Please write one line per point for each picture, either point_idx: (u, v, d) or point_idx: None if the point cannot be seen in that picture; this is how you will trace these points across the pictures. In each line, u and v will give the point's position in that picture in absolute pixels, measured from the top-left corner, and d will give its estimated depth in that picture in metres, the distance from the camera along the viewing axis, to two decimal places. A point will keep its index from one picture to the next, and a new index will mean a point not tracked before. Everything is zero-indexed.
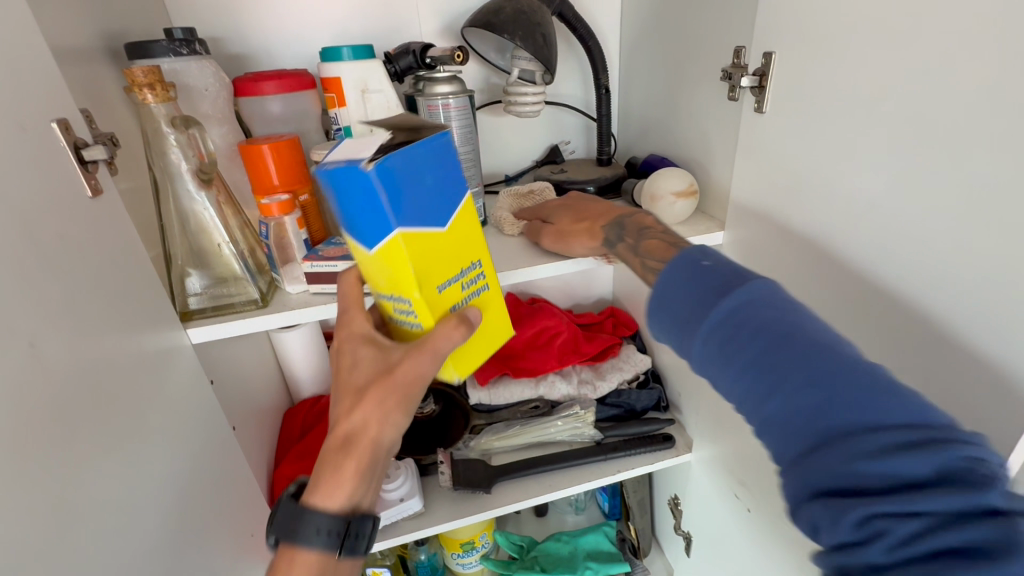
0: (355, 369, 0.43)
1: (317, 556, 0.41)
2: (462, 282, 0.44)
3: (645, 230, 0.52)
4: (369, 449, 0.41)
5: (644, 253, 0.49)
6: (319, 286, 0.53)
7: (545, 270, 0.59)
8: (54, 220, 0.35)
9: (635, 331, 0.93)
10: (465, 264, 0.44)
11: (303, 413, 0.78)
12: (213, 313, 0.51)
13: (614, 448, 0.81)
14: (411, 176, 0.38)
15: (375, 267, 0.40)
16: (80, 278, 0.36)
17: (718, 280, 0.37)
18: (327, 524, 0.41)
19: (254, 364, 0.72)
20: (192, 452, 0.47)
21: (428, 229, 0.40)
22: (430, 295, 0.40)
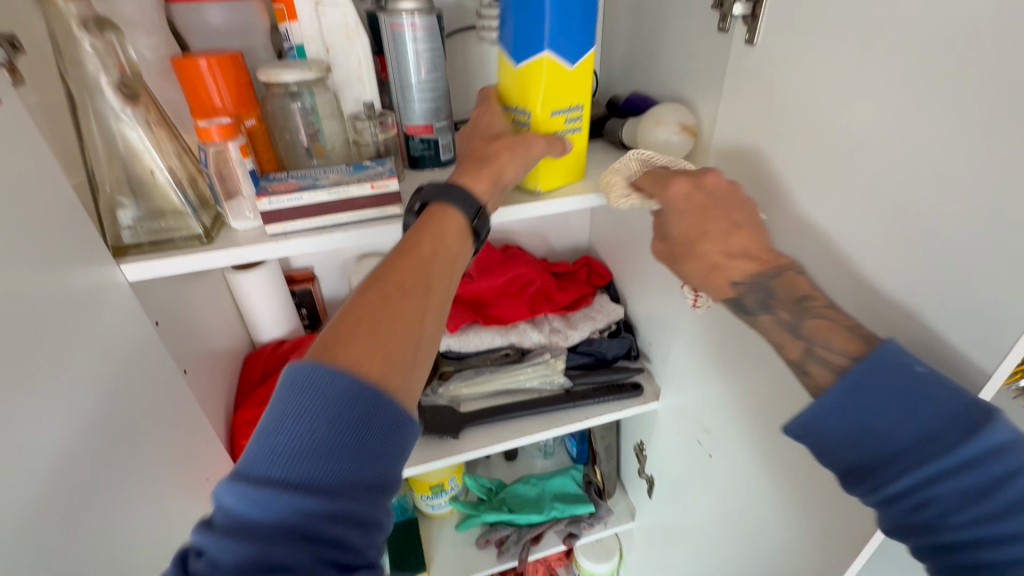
0: (488, 128, 0.53)
1: (461, 218, 0.44)
2: (568, 117, 0.54)
3: (806, 303, 0.42)
4: (499, 172, 0.48)
5: (811, 336, 0.41)
6: (279, 226, 0.48)
7: (550, 207, 0.57)
8: None
9: (608, 281, 0.93)
10: (575, 103, 0.54)
11: (264, 357, 0.75)
12: (151, 249, 0.47)
13: (582, 395, 0.81)
14: (566, 18, 0.48)
15: (514, 80, 0.53)
16: None
17: (951, 406, 0.32)
18: (466, 198, 0.45)
19: (208, 306, 0.68)
20: (133, 396, 0.44)
21: (565, 63, 0.50)
22: (544, 112, 0.52)
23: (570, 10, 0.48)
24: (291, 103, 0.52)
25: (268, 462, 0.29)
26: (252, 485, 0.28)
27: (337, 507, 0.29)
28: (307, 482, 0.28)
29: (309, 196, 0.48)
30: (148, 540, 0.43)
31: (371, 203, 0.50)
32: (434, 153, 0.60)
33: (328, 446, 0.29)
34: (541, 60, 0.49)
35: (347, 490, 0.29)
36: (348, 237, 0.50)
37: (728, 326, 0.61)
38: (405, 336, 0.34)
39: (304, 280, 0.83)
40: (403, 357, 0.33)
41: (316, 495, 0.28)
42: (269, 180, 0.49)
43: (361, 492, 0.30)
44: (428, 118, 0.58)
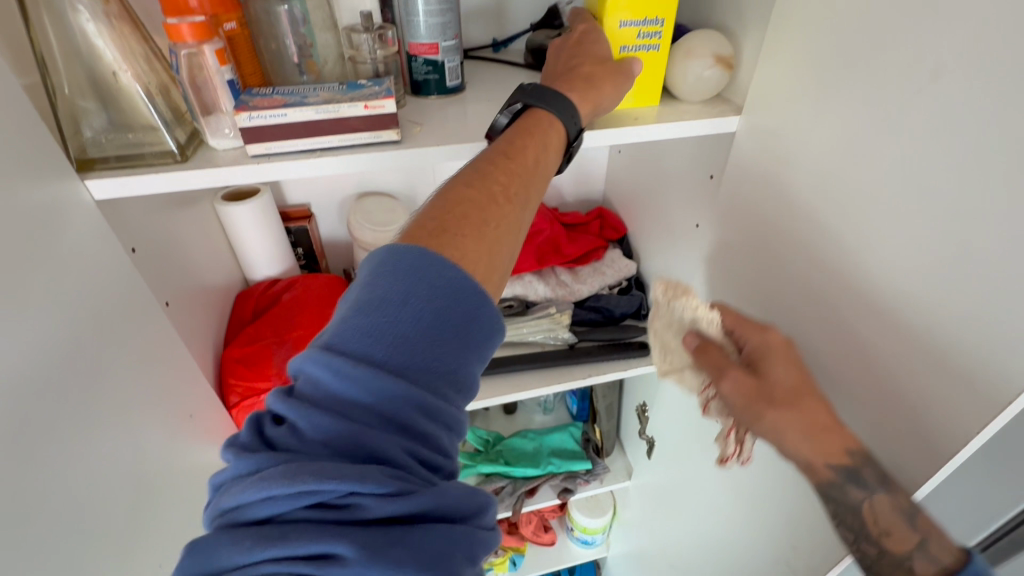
0: (596, 45, 0.49)
1: (558, 132, 0.43)
2: (640, 31, 0.50)
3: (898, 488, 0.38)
4: (600, 96, 0.46)
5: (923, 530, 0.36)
6: (262, 146, 0.43)
7: (595, 137, 0.52)
8: None
9: (622, 235, 0.87)
10: (651, 16, 0.49)
11: (256, 296, 0.72)
12: (119, 164, 0.42)
13: (586, 352, 0.78)
14: None
15: None
16: None
17: None
18: (569, 114, 0.44)
19: (197, 238, 0.65)
20: (107, 327, 0.42)
21: None
22: (610, 24, 0.49)
23: None
24: (279, 6, 0.47)
25: (363, 342, 0.28)
26: (348, 361, 0.27)
27: (427, 398, 0.28)
28: (405, 370, 0.28)
29: (294, 112, 0.42)
30: (125, 474, 0.41)
31: (364, 125, 0.44)
32: (439, 77, 0.54)
33: (423, 331, 0.29)
34: None
35: (433, 384, 0.29)
36: (338, 163, 0.45)
37: None
38: (503, 241, 0.35)
39: (300, 218, 0.79)
40: (501, 265, 0.35)
41: (407, 382, 0.28)
42: (252, 94, 0.44)
43: (446, 383, 0.30)
44: (434, 36, 0.51)
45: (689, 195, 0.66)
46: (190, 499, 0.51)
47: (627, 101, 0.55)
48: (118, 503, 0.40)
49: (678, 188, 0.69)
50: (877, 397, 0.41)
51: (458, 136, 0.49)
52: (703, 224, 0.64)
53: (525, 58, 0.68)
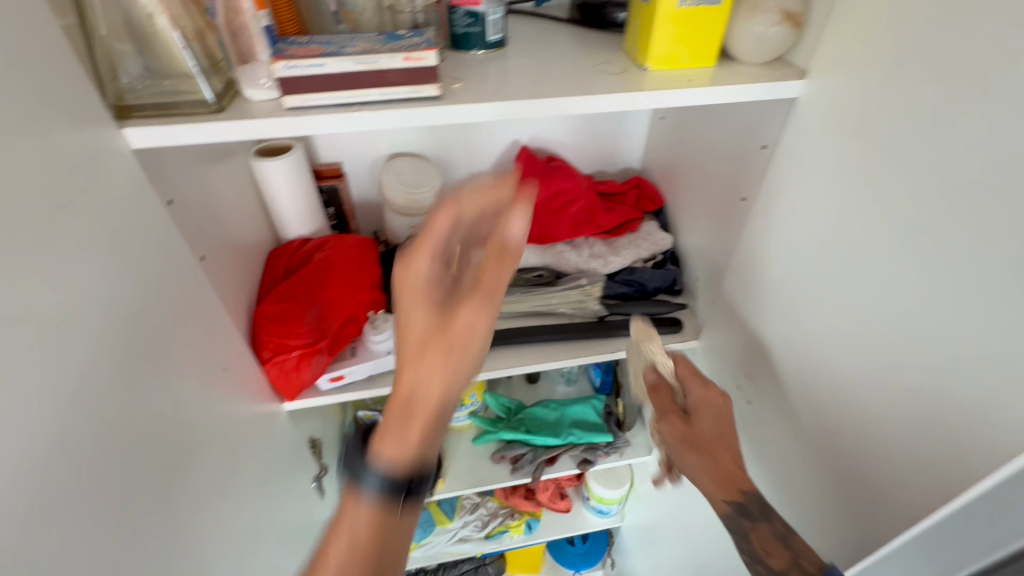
0: (421, 279, 0.40)
1: (448, 381, 0.40)
2: None
3: (773, 515, 0.52)
4: (465, 330, 0.39)
5: (795, 547, 0.50)
6: (299, 98, 0.42)
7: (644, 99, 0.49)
8: None
9: (659, 207, 0.84)
10: None
11: (288, 254, 0.72)
12: (155, 113, 0.41)
13: (616, 326, 0.76)
14: None
15: None
16: None
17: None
18: (458, 384, 0.40)
19: (230, 194, 0.64)
20: (144, 278, 0.42)
21: None
22: None
23: None
24: None
25: None
26: None
27: None
28: None
29: (333, 63, 0.41)
30: (159, 421, 0.42)
31: (404, 78, 0.42)
32: (481, 31, 0.52)
33: None
34: None
35: None
36: (376, 119, 0.43)
37: (800, 263, 0.53)
38: (404, 435, 0.41)
39: (332, 177, 0.78)
40: (407, 435, 0.41)
41: None
42: (289, 42, 0.42)
43: None
44: None
45: (738, 166, 0.62)
46: (224, 447, 0.52)
47: (683, 62, 0.51)
48: (153, 449, 0.41)
49: (724, 158, 0.65)
50: (935, 386, 0.38)
51: (499, 94, 0.46)
52: (750, 197, 0.61)
53: (571, 12, 0.64)
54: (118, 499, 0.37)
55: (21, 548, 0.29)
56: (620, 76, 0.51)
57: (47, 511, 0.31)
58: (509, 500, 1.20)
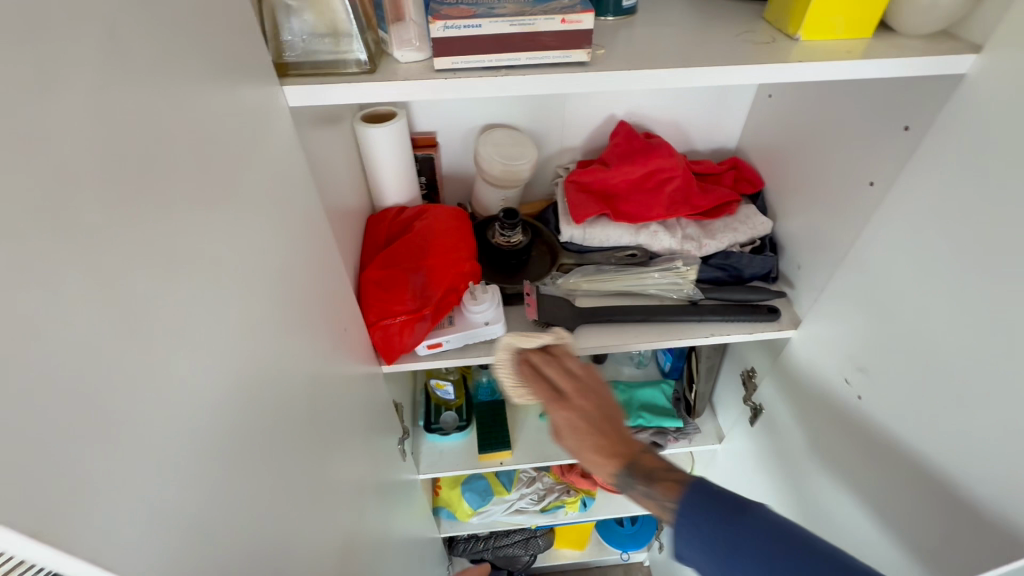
0: None
1: None
2: None
3: (651, 473, 0.48)
4: None
5: (657, 493, 0.47)
6: (449, 60, 0.41)
7: (796, 71, 0.46)
8: None
9: (758, 189, 0.80)
10: None
11: (387, 221, 0.73)
12: (312, 71, 0.42)
13: (711, 310, 0.74)
14: None
15: None
16: None
17: (727, 505, 0.43)
18: None
19: (340, 157, 0.65)
20: (291, 236, 0.43)
21: None
22: None
23: None
24: None
25: None
26: None
27: None
28: None
29: (489, 24, 0.40)
30: (294, 376, 0.43)
31: (556, 42, 0.41)
32: None
33: None
34: None
35: None
36: (521, 85, 0.42)
37: (941, 253, 0.50)
38: None
39: (426, 146, 0.78)
40: None
41: None
42: (441, 2, 0.42)
43: None
44: None
45: (867, 149, 0.59)
46: (338, 405, 0.54)
47: (836, 33, 0.48)
48: (291, 403, 0.42)
49: (848, 140, 0.61)
50: None
51: (643, 61, 0.45)
52: (881, 182, 0.57)
53: None
54: (270, 448, 0.38)
55: (211, 482, 0.31)
56: (764, 46, 0.48)
57: (226, 452, 0.32)
58: (566, 477, 1.21)
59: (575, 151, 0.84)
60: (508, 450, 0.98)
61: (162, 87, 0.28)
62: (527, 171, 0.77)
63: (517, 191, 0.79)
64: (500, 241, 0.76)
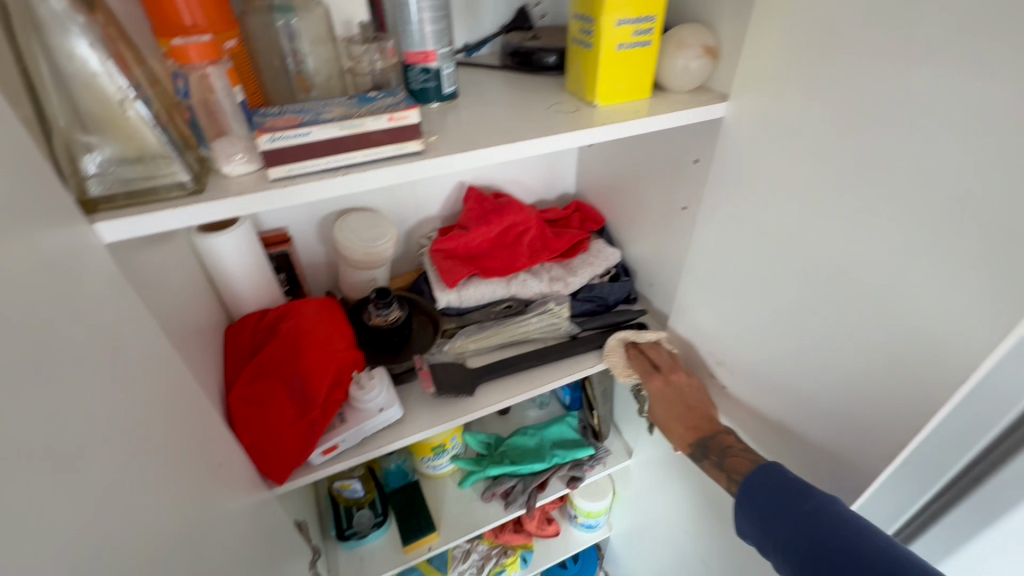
0: None
1: None
2: (636, 29, 0.52)
3: (726, 448, 0.61)
4: None
5: (728, 468, 0.59)
6: (282, 168, 0.41)
7: (602, 131, 0.53)
8: None
9: (602, 225, 0.90)
10: (645, 14, 0.52)
11: (249, 329, 0.67)
12: (127, 202, 0.39)
13: (591, 341, 0.80)
14: None
15: None
16: None
17: (790, 489, 0.50)
18: None
19: (181, 275, 0.60)
20: (135, 382, 0.38)
21: None
22: (609, 23, 0.51)
23: None
24: (279, 22, 0.46)
25: None
26: None
27: None
28: None
29: (318, 130, 0.41)
30: (170, 538, 0.37)
31: (389, 137, 0.43)
32: (437, 85, 0.54)
33: None
34: None
35: None
36: (364, 179, 0.44)
37: (747, 256, 0.61)
38: None
39: (279, 242, 0.74)
40: None
41: None
42: (262, 113, 0.42)
43: None
44: (431, 43, 0.51)
45: (675, 180, 0.70)
46: (234, 551, 0.47)
47: (625, 96, 0.57)
48: (169, 574, 0.36)
49: (659, 175, 0.73)
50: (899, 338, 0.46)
51: (474, 142, 0.49)
52: (691, 206, 0.68)
53: (500, 59, 0.70)
54: None
55: None
56: (571, 113, 0.56)
57: None
58: (499, 539, 1.18)
59: (434, 220, 0.87)
60: (435, 531, 0.93)
61: None
62: (390, 248, 0.78)
63: (384, 268, 0.79)
64: (377, 321, 0.74)
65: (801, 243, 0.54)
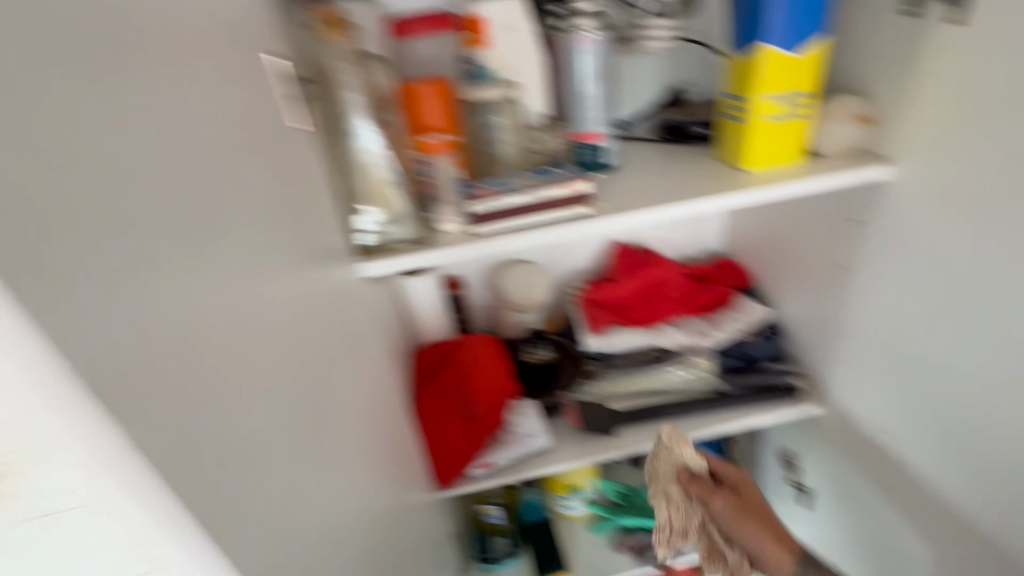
0: None
1: None
2: (786, 102, 0.57)
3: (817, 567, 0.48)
4: None
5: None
6: (485, 227, 0.54)
7: (755, 195, 0.58)
8: (259, 154, 0.37)
9: (751, 282, 0.91)
10: (793, 89, 0.57)
11: (429, 356, 0.81)
12: (380, 247, 0.56)
13: (733, 397, 0.81)
14: (787, 11, 0.53)
15: (732, 70, 0.59)
16: (285, 208, 0.39)
17: None
18: None
19: (388, 308, 0.76)
20: (368, 383, 0.51)
21: (784, 53, 0.54)
22: (758, 100, 0.56)
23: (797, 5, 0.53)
24: (489, 119, 0.60)
25: None
26: None
27: None
28: None
29: (509, 199, 0.53)
30: (380, 504, 0.49)
31: (562, 203, 0.54)
32: (597, 157, 0.64)
33: None
34: (757, 53, 0.54)
35: None
36: (544, 235, 0.55)
37: (922, 321, 0.59)
38: None
39: (454, 286, 0.90)
40: None
41: None
42: (474, 184, 0.54)
43: None
44: (595, 125, 0.62)
45: (833, 239, 0.70)
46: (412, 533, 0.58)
47: (775, 162, 0.61)
48: (380, 531, 0.47)
49: (816, 233, 0.73)
50: None
51: (634, 206, 0.57)
52: (852, 265, 0.67)
53: (658, 133, 0.77)
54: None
55: None
56: (724, 178, 0.62)
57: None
58: None
59: (583, 272, 0.96)
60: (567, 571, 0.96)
61: (296, 282, 0.38)
62: (542, 293, 0.89)
63: (535, 313, 0.90)
64: (530, 358, 0.86)
65: (993, 308, 0.51)
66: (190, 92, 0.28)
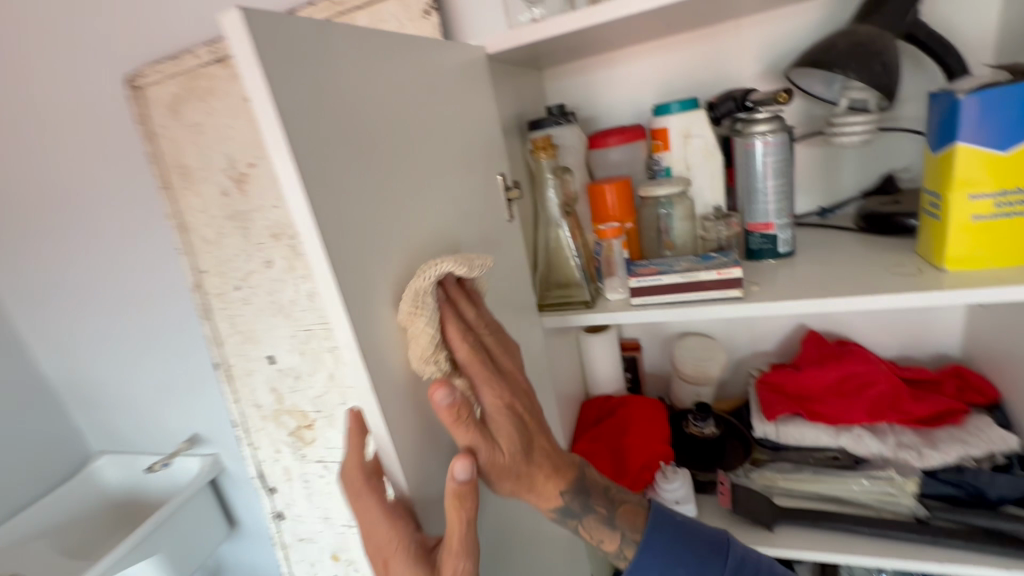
0: None
1: None
2: (998, 201, 0.52)
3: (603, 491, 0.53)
4: None
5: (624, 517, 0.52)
6: (640, 299, 0.64)
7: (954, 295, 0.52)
8: (488, 236, 0.55)
9: (993, 401, 0.75)
10: (1009, 187, 0.51)
11: (598, 406, 0.91)
12: (556, 307, 0.68)
13: (947, 534, 0.66)
14: (995, 109, 0.50)
15: (931, 166, 0.56)
16: (495, 273, 0.57)
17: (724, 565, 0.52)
18: None
19: (567, 357, 0.90)
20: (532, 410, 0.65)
21: (991, 151, 0.51)
22: (958, 198, 0.53)
23: (1011, 102, 0.49)
24: (659, 211, 0.70)
25: None
26: None
27: None
28: None
29: (667, 277, 0.62)
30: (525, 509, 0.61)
31: (716, 285, 0.60)
32: (773, 245, 0.68)
33: None
34: (954, 152, 0.52)
35: None
36: (696, 312, 0.61)
37: None
38: None
39: (632, 348, 0.99)
40: None
41: None
42: (637, 264, 0.66)
43: None
44: (772, 216, 0.67)
45: None
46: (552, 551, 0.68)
47: (989, 262, 0.55)
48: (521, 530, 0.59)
49: None
50: None
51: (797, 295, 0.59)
52: None
53: (857, 222, 0.76)
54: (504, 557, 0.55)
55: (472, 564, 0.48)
56: (917, 276, 0.58)
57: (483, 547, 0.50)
58: None
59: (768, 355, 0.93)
60: None
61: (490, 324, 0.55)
62: (717, 371, 0.91)
63: (709, 387, 0.91)
64: (694, 430, 0.86)
65: None
66: (448, 202, 0.48)
